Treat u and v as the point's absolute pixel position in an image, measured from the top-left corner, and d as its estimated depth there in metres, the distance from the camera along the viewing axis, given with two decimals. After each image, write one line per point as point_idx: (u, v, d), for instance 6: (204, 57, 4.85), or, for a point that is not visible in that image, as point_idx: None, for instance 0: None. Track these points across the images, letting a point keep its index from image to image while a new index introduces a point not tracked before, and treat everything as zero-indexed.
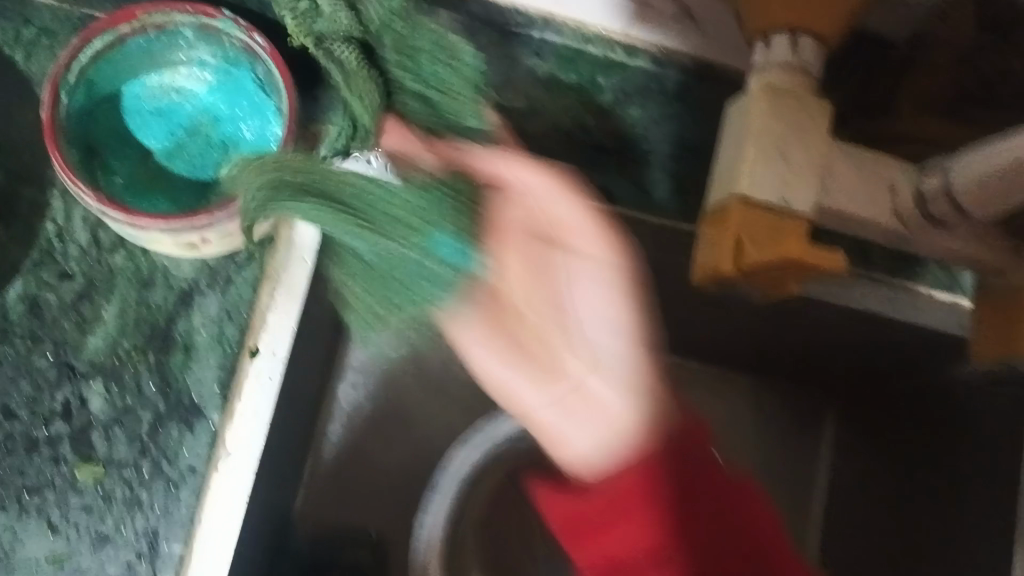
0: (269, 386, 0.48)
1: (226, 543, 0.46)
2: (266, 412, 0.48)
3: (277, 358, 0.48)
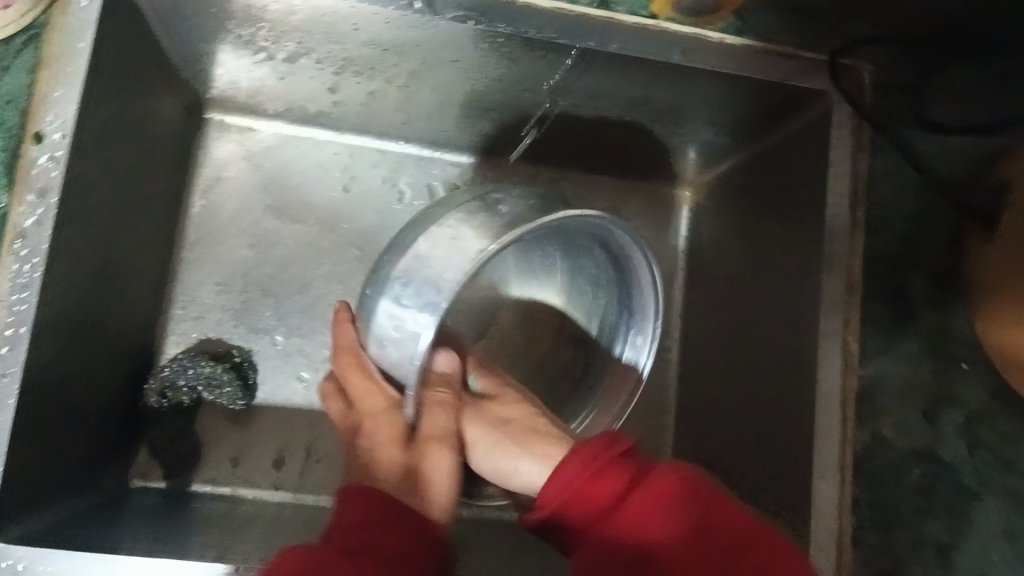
0: (54, 171, 0.52)
1: (20, 320, 0.51)
2: (54, 192, 0.52)
3: (58, 141, 0.52)
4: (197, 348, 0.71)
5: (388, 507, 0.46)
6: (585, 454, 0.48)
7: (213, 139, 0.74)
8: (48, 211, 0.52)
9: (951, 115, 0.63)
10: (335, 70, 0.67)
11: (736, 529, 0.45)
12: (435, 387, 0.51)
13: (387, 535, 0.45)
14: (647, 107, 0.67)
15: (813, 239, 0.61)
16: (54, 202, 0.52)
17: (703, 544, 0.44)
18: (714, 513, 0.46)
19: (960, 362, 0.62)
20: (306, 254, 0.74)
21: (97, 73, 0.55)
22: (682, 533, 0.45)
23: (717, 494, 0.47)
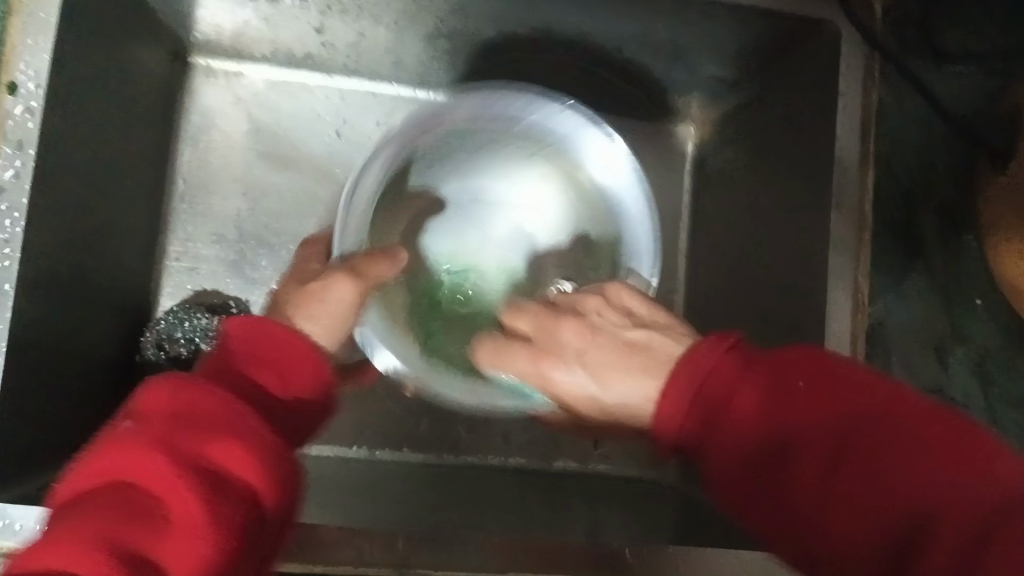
0: (31, 121, 0.50)
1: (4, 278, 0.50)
2: (32, 143, 0.51)
3: (32, 91, 0.51)
4: (192, 301, 0.70)
5: (287, 334, 0.45)
6: (704, 360, 0.41)
7: (199, 86, 0.72)
8: (25, 163, 0.50)
9: (959, 39, 0.62)
10: (321, 9, 0.65)
11: (904, 418, 0.37)
12: (372, 252, 0.51)
13: (271, 353, 0.44)
14: (646, 41, 0.65)
15: (818, 174, 0.59)
16: (32, 153, 0.50)
17: (845, 416, 0.38)
18: (855, 400, 0.38)
19: (975, 300, 0.63)
20: (299, 202, 0.72)
21: (69, 17, 0.53)
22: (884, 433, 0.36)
23: (866, 393, 0.38)
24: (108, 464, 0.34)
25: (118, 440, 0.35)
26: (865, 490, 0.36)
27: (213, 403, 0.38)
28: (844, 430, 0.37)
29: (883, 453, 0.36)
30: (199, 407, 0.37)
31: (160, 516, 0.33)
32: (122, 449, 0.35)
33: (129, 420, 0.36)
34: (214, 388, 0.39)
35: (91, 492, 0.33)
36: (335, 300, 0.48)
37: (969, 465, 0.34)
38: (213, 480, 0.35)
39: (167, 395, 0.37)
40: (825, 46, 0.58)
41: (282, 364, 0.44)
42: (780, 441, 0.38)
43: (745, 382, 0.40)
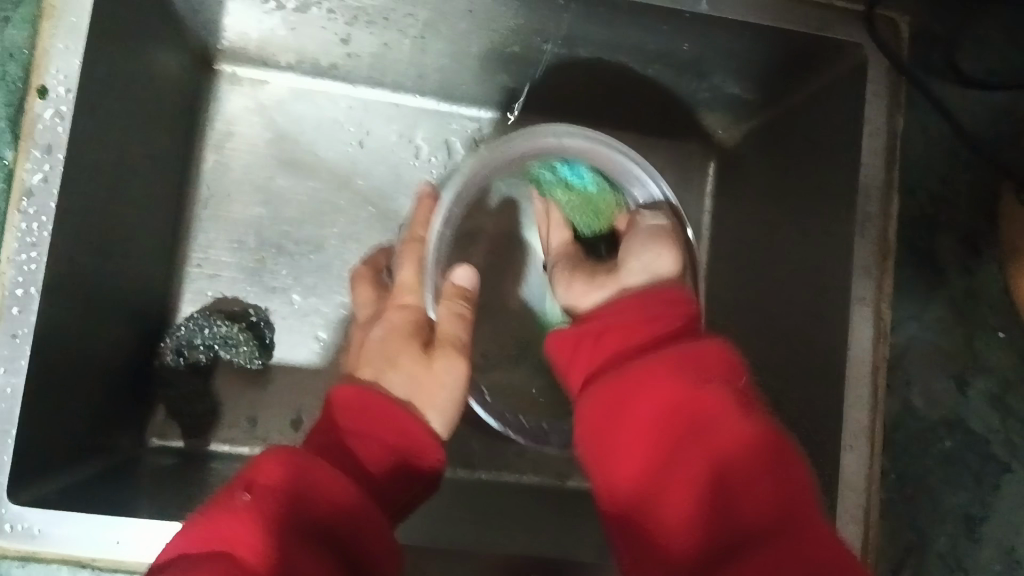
0: (60, 126, 0.51)
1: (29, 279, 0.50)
2: (60, 148, 0.51)
3: (62, 96, 0.51)
4: (211, 307, 0.70)
5: (389, 403, 0.47)
6: (625, 307, 0.46)
7: (223, 93, 0.73)
8: (54, 167, 0.51)
9: (986, 67, 0.61)
10: (347, 20, 0.65)
11: (745, 400, 0.42)
12: (452, 303, 0.53)
13: (381, 428, 0.46)
14: (672, 59, 0.65)
15: (840, 199, 0.58)
16: (60, 158, 0.51)
17: (738, 408, 0.41)
18: (766, 430, 0.41)
19: (997, 332, 0.62)
20: (320, 212, 0.72)
21: (101, 25, 0.53)
22: (719, 416, 0.41)
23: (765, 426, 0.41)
24: (223, 536, 0.37)
25: (235, 513, 0.38)
26: (741, 501, 0.39)
27: (335, 482, 0.41)
28: (758, 454, 0.40)
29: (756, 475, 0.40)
30: (323, 488, 0.40)
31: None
32: (235, 518, 0.38)
33: (247, 494, 0.39)
34: (332, 468, 0.41)
35: (207, 559, 0.36)
36: (439, 376, 0.50)
37: (780, 462, 0.40)
38: (326, 565, 0.38)
39: (283, 470, 0.40)
40: (852, 70, 0.58)
41: (392, 437, 0.47)
42: (670, 457, 0.42)
43: (672, 385, 0.42)
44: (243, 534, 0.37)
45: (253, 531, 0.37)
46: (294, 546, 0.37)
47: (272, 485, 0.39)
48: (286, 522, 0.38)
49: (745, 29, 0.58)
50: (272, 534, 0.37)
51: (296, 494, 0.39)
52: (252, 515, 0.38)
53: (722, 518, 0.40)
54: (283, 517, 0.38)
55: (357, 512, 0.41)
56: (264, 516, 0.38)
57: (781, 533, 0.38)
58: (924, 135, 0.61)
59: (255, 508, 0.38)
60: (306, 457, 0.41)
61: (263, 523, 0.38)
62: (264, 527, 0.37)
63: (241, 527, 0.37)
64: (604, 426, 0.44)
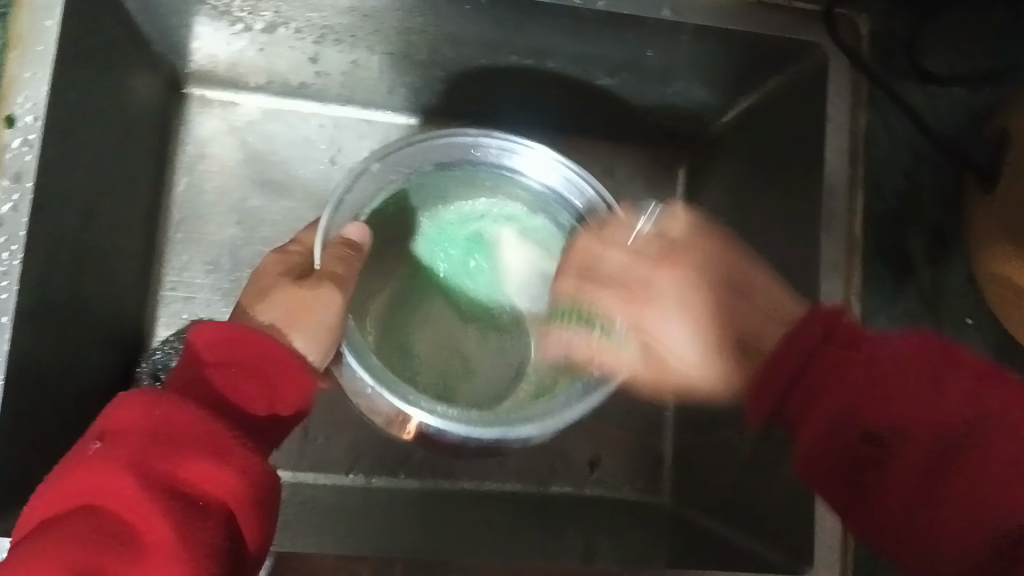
0: (28, 154, 0.51)
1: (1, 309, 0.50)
2: (29, 176, 0.51)
3: (30, 123, 0.51)
4: (188, 329, 0.70)
5: (248, 334, 0.46)
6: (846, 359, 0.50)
7: (193, 117, 0.73)
8: (22, 194, 0.51)
9: (946, 64, 0.63)
10: (315, 38, 0.65)
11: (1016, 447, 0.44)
12: (339, 248, 0.54)
13: (247, 358, 0.46)
14: (638, 69, 0.66)
15: (808, 197, 0.59)
16: (29, 188, 0.51)
17: (974, 455, 0.45)
18: None
19: (968, 323, 0.63)
20: (294, 231, 0.72)
21: (69, 51, 0.54)
22: (987, 455, 0.45)
23: (950, 413, 0.46)
24: (76, 487, 0.38)
25: (88, 461, 0.39)
26: (900, 454, 0.47)
27: (183, 416, 0.41)
28: (1007, 461, 0.44)
29: (949, 471, 0.45)
30: (166, 424, 0.40)
31: (128, 540, 0.37)
32: (95, 466, 0.39)
33: (99, 440, 0.40)
34: (182, 403, 0.41)
35: (71, 513, 0.38)
36: (305, 297, 0.51)
37: None
38: (179, 498, 0.39)
39: (134, 411, 0.41)
40: (815, 71, 0.59)
41: (259, 374, 0.46)
42: (877, 457, 0.48)
43: (906, 391, 0.48)
44: (94, 485, 0.38)
45: (104, 482, 0.38)
46: (142, 487, 0.38)
47: (115, 429, 0.40)
48: (143, 459, 0.39)
49: (708, 35, 0.59)
50: (126, 479, 0.38)
51: (149, 431, 0.40)
52: (104, 461, 0.39)
53: (920, 509, 0.46)
54: (127, 461, 0.39)
55: (202, 444, 0.40)
56: (110, 461, 0.39)
57: (956, 494, 0.45)
58: (887, 132, 0.62)
59: (105, 454, 0.39)
60: (148, 393, 0.41)
61: (109, 468, 0.38)
62: (116, 474, 0.38)
63: (99, 477, 0.38)
64: (886, 476, 0.48)
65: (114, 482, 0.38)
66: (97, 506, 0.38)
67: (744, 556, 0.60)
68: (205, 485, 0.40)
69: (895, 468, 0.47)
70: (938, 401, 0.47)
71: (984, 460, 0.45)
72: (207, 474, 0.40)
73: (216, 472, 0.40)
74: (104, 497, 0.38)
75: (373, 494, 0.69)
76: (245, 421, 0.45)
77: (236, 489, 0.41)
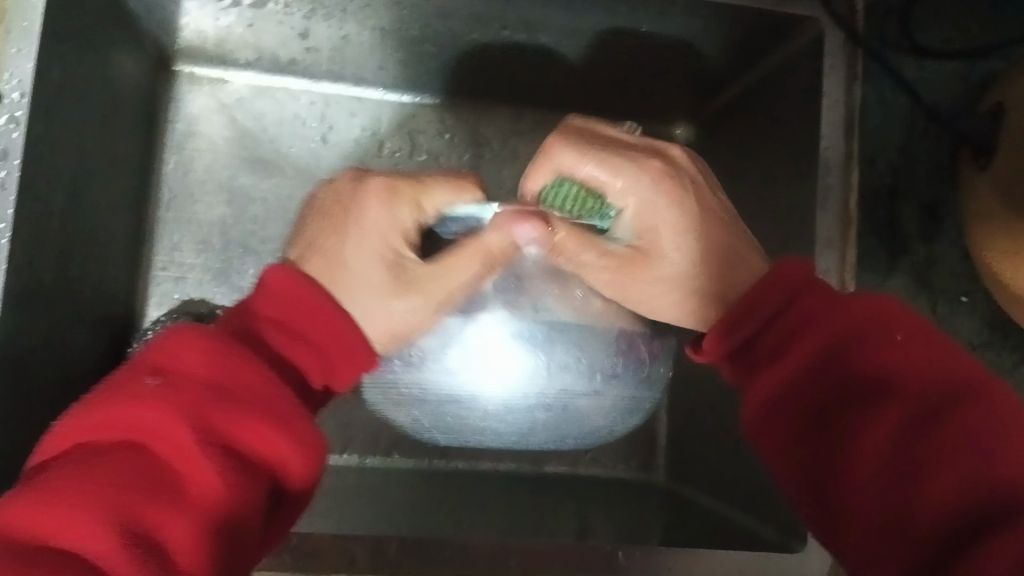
0: (14, 131, 0.50)
1: None
2: (15, 153, 0.50)
3: (16, 101, 0.50)
4: (178, 310, 0.70)
5: (313, 293, 0.46)
6: (781, 281, 0.45)
7: (181, 94, 0.72)
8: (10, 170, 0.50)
9: (940, 39, 0.63)
10: (305, 13, 0.65)
11: (931, 393, 0.38)
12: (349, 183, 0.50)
13: (309, 326, 0.46)
14: (632, 43, 0.65)
15: (804, 171, 0.59)
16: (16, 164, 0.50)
17: (911, 400, 0.38)
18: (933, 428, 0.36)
19: (960, 298, 0.64)
20: (285, 209, 0.72)
21: (54, 27, 0.53)
22: (905, 428, 0.37)
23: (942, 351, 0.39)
24: (115, 423, 0.36)
25: (145, 395, 0.37)
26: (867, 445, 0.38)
27: (235, 365, 0.40)
28: (921, 396, 0.38)
29: (847, 407, 0.40)
30: (234, 379, 0.39)
31: (172, 481, 0.35)
32: (136, 404, 0.37)
33: (158, 376, 0.38)
34: (235, 347, 0.40)
35: (113, 448, 0.35)
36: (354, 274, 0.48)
37: (940, 413, 0.37)
38: (229, 453, 0.37)
39: (200, 357, 0.39)
40: (810, 46, 0.58)
41: (309, 343, 0.46)
42: (850, 464, 0.39)
43: (845, 330, 0.42)
44: (150, 427, 0.36)
45: (160, 424, 0.36)
46: (204, 434, 0.37)
47: (162, 372, 0.38)
48: (191, 399, 0.37)
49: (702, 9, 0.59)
50: (173, 429, 0.36)
51: (210, 383, 0.39)
52: (143, 395, 0.37)
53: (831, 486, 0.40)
54: (190, 400, 0.37)
55: (263, 396, 0.40)
56: (170, 396, 0.37)
57: (939, 461, 0.35)
58: (881, 108, 0.62)
59: (146, 393, 0.37)
60: (200, 335, 0.40)
61: (145, 403, 0.37)
62: (166, 416, 0.36)
63: (143, 412, 0.36)
64: (862, 495, 0.38)
65: (169, 420, 0.36)
66: (148, 446, 0.36)
67: (737, 532, 0.60)
68: (257, 445, 0.39)
69: (869, 488, 0.38)
70: (864, 381, 0.40)
71: (916, 401, 0.38)
72: (264, 427, 0.39)
73: (269, 431, 0.39)
74: (149, 432, 0.36)
75: (369, 471, 0.69)
76: (306, 393, 0.46)
77: (291, 448, 0.40)
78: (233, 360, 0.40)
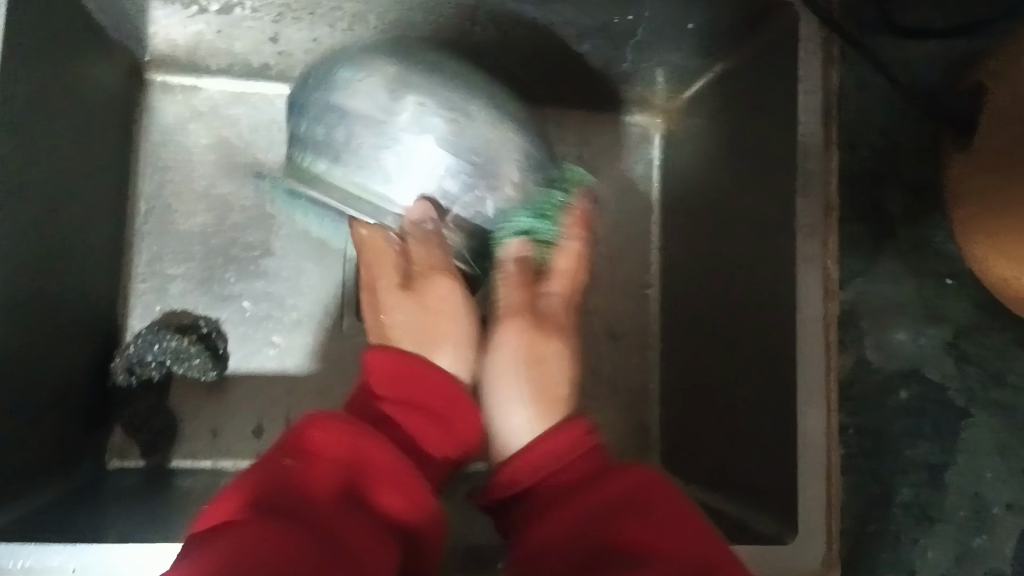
0: None
1: None
2: None
3: None
4: (161, 323, 0.69)
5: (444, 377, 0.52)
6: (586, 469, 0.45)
7: (154, 104, 0.71)
8: None
9: (916, 20, 0.62)
10: (274, 17, 0.64)
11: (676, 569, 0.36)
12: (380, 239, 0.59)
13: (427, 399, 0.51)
14: (605, 34, 0.65)
15: (784, 158, 0.58)
16: None
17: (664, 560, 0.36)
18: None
19: (947, 279, 0.63)
20: (265, 215, 0.71)
21: (16, 43, 0.52)
22: None
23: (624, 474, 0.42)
24: (252, 495, 0.36)
25: (272, 466, 0.38)
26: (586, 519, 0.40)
27: (363, 446, 0.41)
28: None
29: None
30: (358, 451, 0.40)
31: (298, 527, 0.34)
32: (283, 478, 0.37)
33: (295, 459, 0.39)
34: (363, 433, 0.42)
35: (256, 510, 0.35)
36: (428, 304, 0.57)
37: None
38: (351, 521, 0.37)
39: (334, 438, 0.40)
40: (784, 30, 0.58)
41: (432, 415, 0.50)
42: None
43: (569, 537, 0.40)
44: (271, 498, 0.36)
45: (280, 494, 0.36)
46: (336, 509, 0.37)
47: (303, 456, 0.39)
48: (329, 476, 0.38)
49: None
50: (298, 499, 0.36)
51: (347, 466, 0.39)
52: (285, 471, 0.38)
53: None
54: (328, 479, 0.38)
55: (375, 470, 0.40)
56: (296, 475, 0.37)
57: None
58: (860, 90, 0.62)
59: (292, 471, 0.38)
60: (333, 417, 0.42)
61: (277, 481, 0.37)
62: (291, 489, 0.36)
63: (300, 488, 0.37)
64: None
65: (303, 493, 0.36)
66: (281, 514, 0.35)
67: (731, 523, 0.60)
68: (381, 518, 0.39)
69: None
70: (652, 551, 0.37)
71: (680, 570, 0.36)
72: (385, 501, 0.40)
73: (373, 484, 0.40)
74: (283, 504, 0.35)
75: None
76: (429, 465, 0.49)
77: (407, 507, 0.41)
78: (352, 443, 0.41)
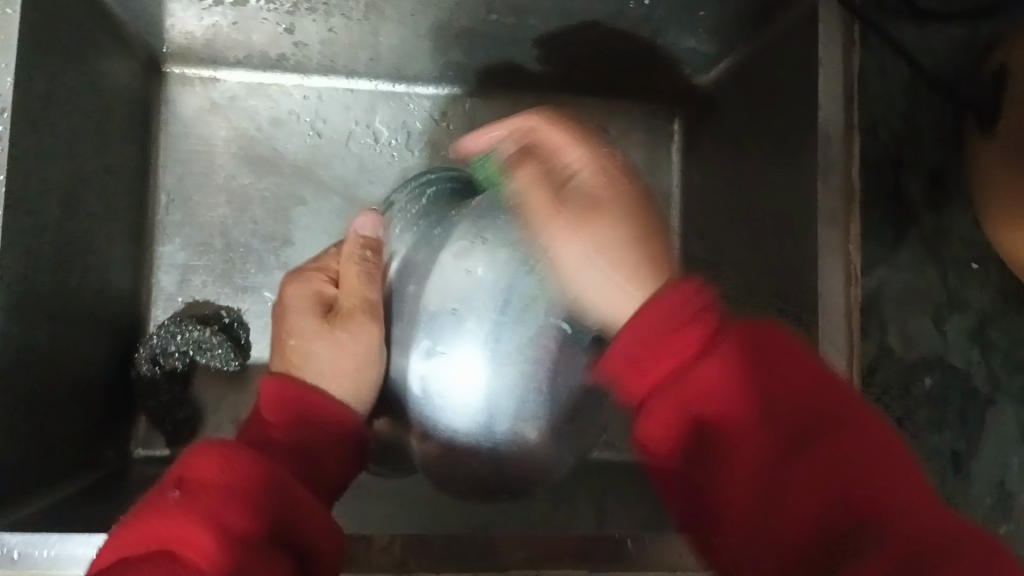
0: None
1: None
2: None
3: None
4: (184, 314, 0.70)
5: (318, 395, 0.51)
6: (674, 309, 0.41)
7: (173, 96, 0.72)
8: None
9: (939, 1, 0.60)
10: (288, 9, 0.64)
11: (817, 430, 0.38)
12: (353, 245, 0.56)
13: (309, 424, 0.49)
14: (622, 19, 0.64)
15: (802, 144, 0.57)
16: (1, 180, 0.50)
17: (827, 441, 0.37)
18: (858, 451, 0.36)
19: (971, 264, 0.62)
20: (284, 206, 0.71)
21: (33, 40, 0.52)
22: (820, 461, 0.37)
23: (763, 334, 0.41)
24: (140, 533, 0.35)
25: (165, 509, 0.36)
26: (752, 377, 0.40)
27: (254, 463, 0.39)
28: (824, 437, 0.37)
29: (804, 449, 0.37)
30: (251, 480, 0.38)
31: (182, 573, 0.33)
32: (168, 510, 0.35)
33: (180, 488, 0.37)
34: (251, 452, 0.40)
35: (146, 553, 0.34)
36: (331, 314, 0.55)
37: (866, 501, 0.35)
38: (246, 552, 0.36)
39: (214, 462, 0.38)
40: (804, 13, 0.57)
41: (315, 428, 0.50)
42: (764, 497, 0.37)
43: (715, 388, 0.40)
44: (157, 530, 0.35)
45: (170, 526, 0.35)
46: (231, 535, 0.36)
47: (194, 479, 0.37)
48: (219, 496, 0.37)
49: None
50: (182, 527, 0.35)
51: (242, 484, 0.38)
52: (171, 501, 0.36)
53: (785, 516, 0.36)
54: (221, 499, 0.37)
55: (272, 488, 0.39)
56: (182, 502, 0.36)
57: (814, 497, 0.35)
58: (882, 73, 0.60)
59: (175, 500, 0.36)
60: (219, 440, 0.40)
61: (164, 512, 0.35)
62: (180, 516, 0.35)
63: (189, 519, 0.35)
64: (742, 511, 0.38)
65: (186, 519, 0.35)
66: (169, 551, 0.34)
67: None
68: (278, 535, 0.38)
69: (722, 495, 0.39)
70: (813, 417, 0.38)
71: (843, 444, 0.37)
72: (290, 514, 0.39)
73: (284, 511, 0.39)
74: (168, 540, 0.34)
75: None
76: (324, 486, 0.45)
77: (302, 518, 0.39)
78: (245, 461, 0.39)
